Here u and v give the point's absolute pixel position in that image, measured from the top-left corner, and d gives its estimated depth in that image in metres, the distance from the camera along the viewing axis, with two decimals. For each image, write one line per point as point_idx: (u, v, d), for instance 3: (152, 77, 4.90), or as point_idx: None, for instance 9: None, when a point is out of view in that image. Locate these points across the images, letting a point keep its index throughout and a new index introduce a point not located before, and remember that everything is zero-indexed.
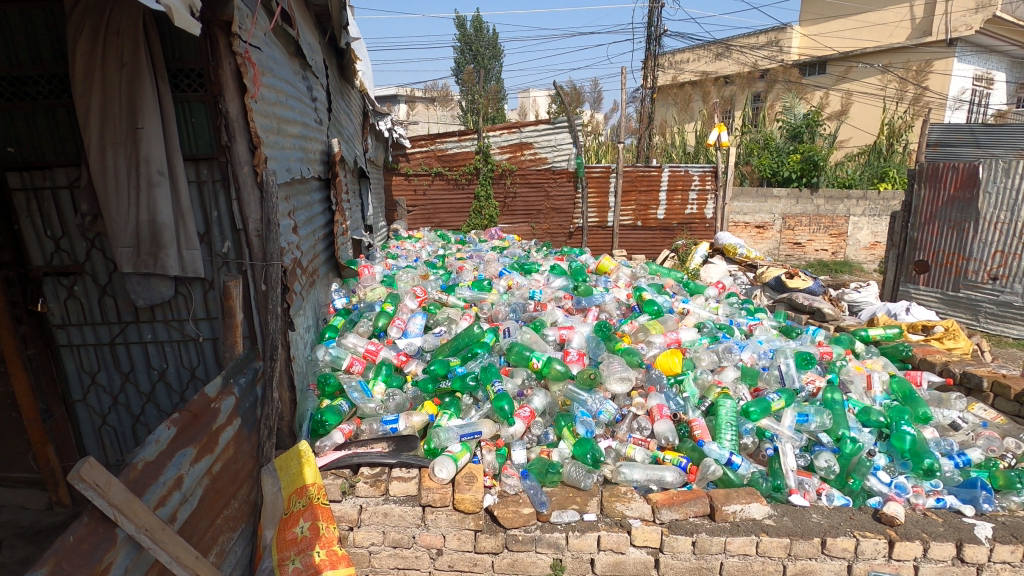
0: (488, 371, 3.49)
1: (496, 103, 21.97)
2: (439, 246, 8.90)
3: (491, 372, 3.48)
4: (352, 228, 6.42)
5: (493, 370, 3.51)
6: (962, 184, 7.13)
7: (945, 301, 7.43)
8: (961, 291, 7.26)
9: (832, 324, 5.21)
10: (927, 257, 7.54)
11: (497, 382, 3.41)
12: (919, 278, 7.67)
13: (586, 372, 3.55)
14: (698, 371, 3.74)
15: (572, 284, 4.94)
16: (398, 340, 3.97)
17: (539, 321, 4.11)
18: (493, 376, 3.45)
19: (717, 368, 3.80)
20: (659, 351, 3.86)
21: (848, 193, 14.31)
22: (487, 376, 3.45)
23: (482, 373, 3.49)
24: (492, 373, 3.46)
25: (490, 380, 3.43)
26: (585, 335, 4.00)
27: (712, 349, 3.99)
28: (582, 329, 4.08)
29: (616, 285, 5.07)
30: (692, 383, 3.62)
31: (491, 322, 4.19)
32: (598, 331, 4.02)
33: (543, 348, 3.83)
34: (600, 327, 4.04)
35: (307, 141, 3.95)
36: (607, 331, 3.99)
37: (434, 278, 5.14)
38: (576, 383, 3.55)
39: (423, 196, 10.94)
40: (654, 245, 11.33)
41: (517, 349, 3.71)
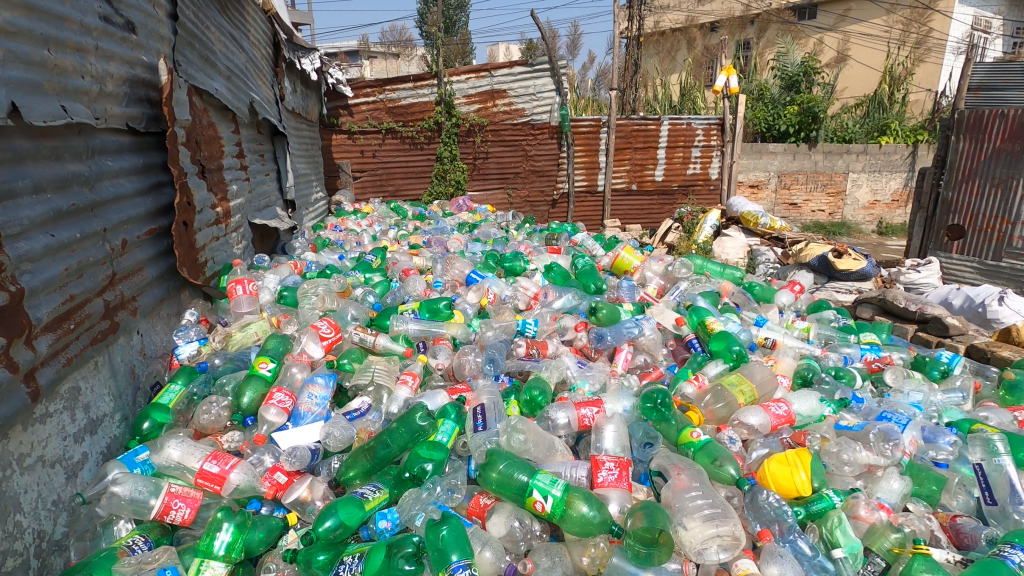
0: (442, 528, 1.68)
1: (458, 52, 19.39)
2: (389, 224, 6.96)
3: (448, 529, 1.68)
4: (250, 208, 4.39)
5: (452, 524, 1.70)
6: (1013, 135, 5.36)
7: (984, 272, 5.68)
8: (1005, 259, 5.50)
9: (962, 342, 3.53)
10: (962, 221, 5.77)
11: (459, 557, 1.59)
12: (952, 246, 5.90)
13: (641, 515, 1.76)
14: (845, 491, 1.96)
15: (583, 300, 3.13)
16: (278, 437, 2.14)
17: (538, 386, 2.28)
18: (452, 544, 1.63)
19: (867, 476, 2.07)
20: (766, 447, 2.08)
21: (849, 147, 12.61)
22: (438, 544, 1.64)
23: (431, 531, 1.69)
24: (448, 536, 1.65)
25: (445, 549, 1.61)
26: (621, 414, 2.21)
27: (848, 430, 2.23)
28: (610, 399, 2.24)
29: (649, 297, 3.27)
30: (846, 523, 1.83)
31: (451, 392, 2.34)
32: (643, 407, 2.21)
33: (546, 452, 2.01)
34: (647, 397, 2.23)
35: (65, 52, 1.96)
36: (666, 409, 2.19)
37: (361, 293, 3.22)
38: (623, 547, 1.73)
39: (372, 159, 8.76)
40: (652, 212, 9.57)
41: (499, 461, 1.89)
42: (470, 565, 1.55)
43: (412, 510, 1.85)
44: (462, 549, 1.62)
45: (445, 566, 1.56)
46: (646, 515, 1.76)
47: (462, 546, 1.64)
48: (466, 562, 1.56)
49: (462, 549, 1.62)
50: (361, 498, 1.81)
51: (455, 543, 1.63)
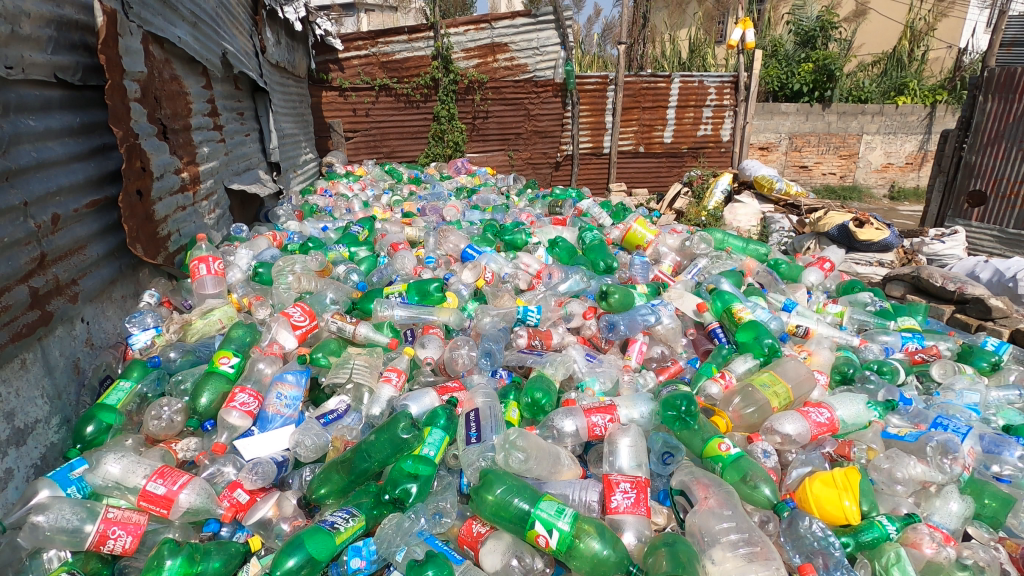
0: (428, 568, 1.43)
1: (458, 3, 18.44)
2: (382, 189, 6.55)
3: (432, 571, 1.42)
4: (225, 173, 4.01)
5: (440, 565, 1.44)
6: None
7: (1004, 241, 5.28)
8: None
9: (1005, 326, 3.21)
10: (984, 186, 5.39)
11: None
12: (972, 213, 5.53)
13: (664, 553, 1.47)
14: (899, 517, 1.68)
15: (591, 280, 2.80)
16: (241, 446, 1.85)
17: (540, 387, 1.99)
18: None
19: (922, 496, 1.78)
20: (807, 465, 1.79)
21: (864, 107, 11.95)
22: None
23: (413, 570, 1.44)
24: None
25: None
26: (637, 420, 1.91)
27: (898, 439, 1.94)
28: (624, 403, 1.94)
29: (663, 276, 2.94)
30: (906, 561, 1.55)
31: (441, 392, 2.03)
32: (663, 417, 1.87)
33: (551, 469, 1.72)
34: (665, 403, 1.89)
35: None
36: (691, 418, 1.85)
37: (343, 272, 2.89)
38: None
39: (365, 118, 8.26)
40: (660, 175, 9.11)
41: (495, 482, 1.59)
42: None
43: (392, 543, 1.58)
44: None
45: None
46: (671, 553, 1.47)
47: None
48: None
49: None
50: (332, 530, 1.52)
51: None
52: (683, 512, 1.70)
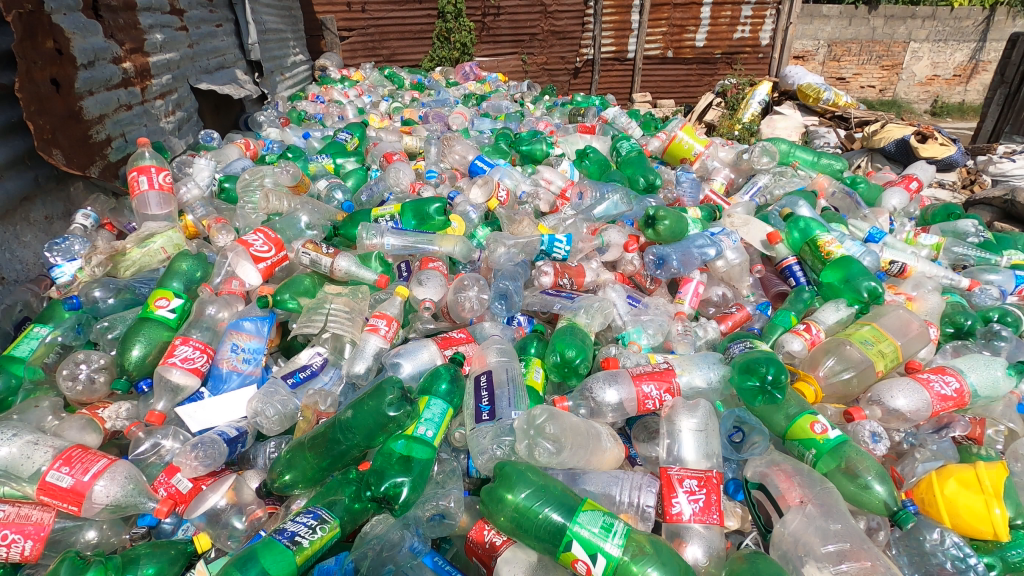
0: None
1: None
2: (380, 95, 5.83)
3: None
4: (190, 69, 3.38)
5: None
6: None
7: None
8: None
9: None
10: None
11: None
12: None
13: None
14: None
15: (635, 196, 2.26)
16: (189, 417, 1.45)
17: (572, 342, 1.52)
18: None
19: None
20: (939, 459, 1.36)
21: (916, 10, 10.53)
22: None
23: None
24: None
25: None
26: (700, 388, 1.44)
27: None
28: (684, 365, 1.46)
29: (715, 196, 2.44)
30: None
31: (444, 345, 1.58)
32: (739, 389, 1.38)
33: (589, 457, 1.28)
34: (742, 368, 1.38)
35: None
36: (779, 393, 1.33)
37: (324, 189, 2.36)
38: None
39: (361, 14, 7.29)
40: (689, 85, 8.18)
41: (516, 482, 1.16)
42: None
43: (378, 562, 1.14)
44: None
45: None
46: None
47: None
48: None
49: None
50: (291, 548, 1.10)
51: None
52: (761, 513, 1.28)
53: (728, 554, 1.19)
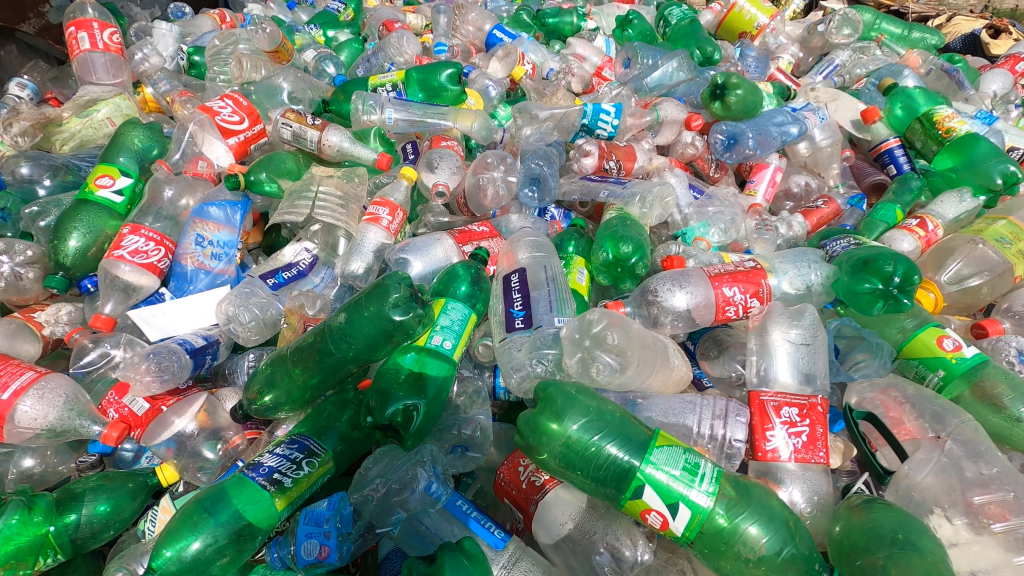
0: (480, 561, 0.77)
1: None
2: None
3: (453, 567, 0.74)
4: None
5: (482, 553, 0.79)
6: None
7: None
8: None
9: None
10: None
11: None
12: None
13: (910, 556, 0.76)
14: None
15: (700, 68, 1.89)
16: (148, 322, 1.16)
17: (627, 236, 1.18)
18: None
19: None
20: None
21: None
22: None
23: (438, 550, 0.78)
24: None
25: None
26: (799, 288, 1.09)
27: None
28: (784, 262, 1.10)
29: (783, 76, 2.03)
30: None
31: (462, 240, 1.25)
32: (851, 293, 1.05)
33: (653, 378, 0.99)
34: (859, 265, 1.04)
35: None
36: (906, 299, 1.01)
37: (312, 60, 1.95)
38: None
39: None
40: None
41: (564, 409, 0.87)
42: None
43: (386, 508, 0.85)
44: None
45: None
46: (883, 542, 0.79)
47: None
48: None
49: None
50: (268, 488, 0.83)
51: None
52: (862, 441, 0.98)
53: (842, 506, 0.90)
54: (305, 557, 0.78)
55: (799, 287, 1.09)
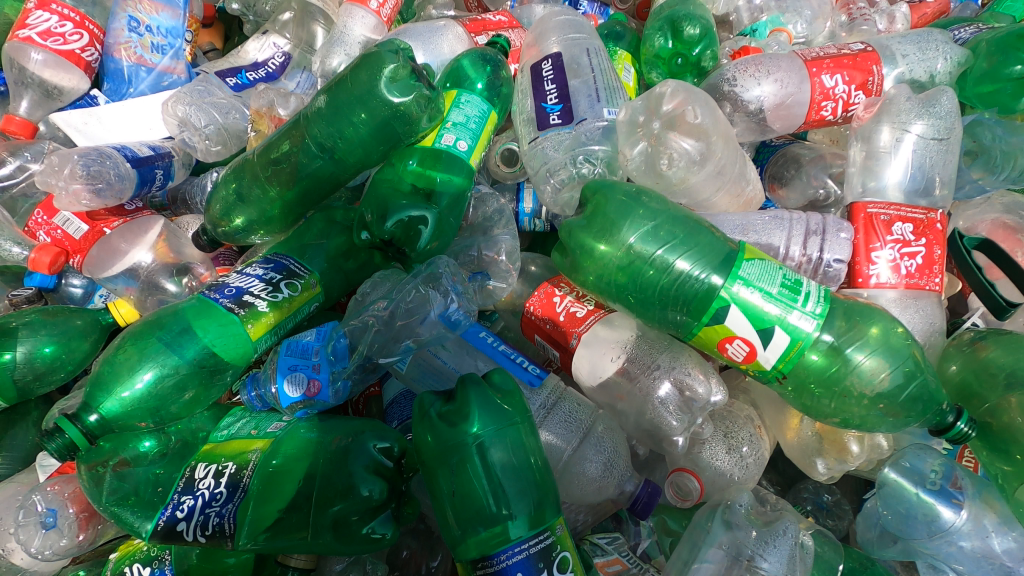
0: (514, 396, 0.60)
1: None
2: None
3: (481, 405, 0.58)
4: None
5: (517, 390, 0.62)
6: None
7: None
8: None
9: None
10: None
11: (530, 526, 0.54)
12: None
13: None
14: None
15: None
16: (83, 129, 0.90)
17: (694, 15, 0.90)
18: (504, 455, 0.56)
19: None
20: None
21: None
22: (454, 466, 0.56)
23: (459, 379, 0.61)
24: (499, 461, 0.55)
25: (488, 481, 0.55)
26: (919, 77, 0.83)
27: None
28: (904, 45, 0.84)
29: None
30: None
31: (474, 29, 0.98)
32: (991, 83, 0.82)
33: (727, 189, 0.77)
34: (1012, 41, 0.79)
35: None
36: None
37: None
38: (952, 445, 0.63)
39: None
40: None
41: (620, 218, 0.66)
42: (553, 546, 0.54)
43: (391, 338, 0.67)
44: (533, 493, 0.55)
45: (478, 547, 0.54)
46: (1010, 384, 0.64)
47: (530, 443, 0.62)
48: (532, 542, 0.53)
49: (531, 494, 0.55)
50: (237, 312, 0.64)
51: (500, 445, 0.56)
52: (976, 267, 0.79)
53: (954, 345, 0.72)
54: (289, 395, 0.61)
55: (921, 79, 0.84)
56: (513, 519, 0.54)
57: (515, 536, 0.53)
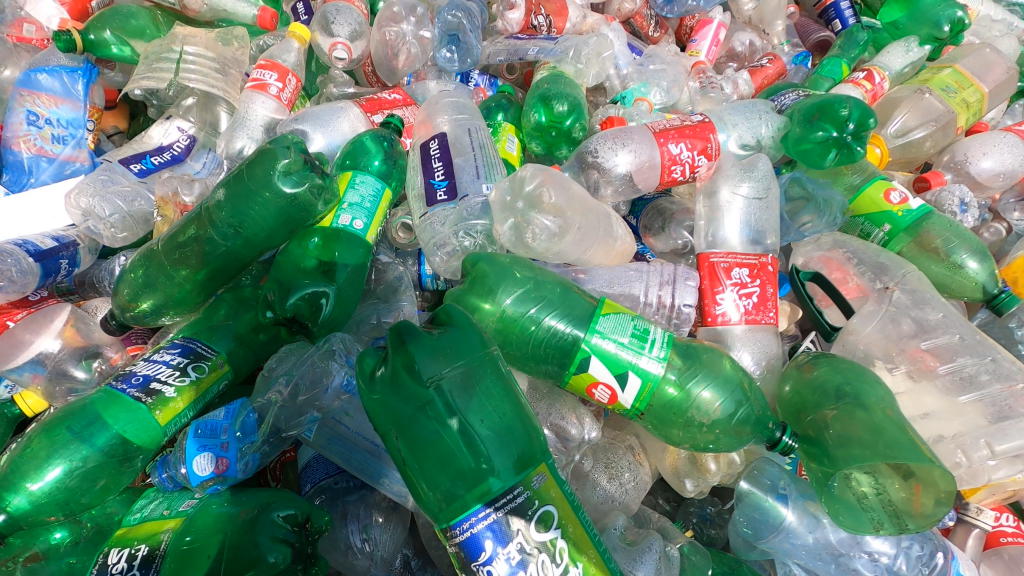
0: (476, 345, 0.64)
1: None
2: None
3: (443, 356, 0.62)
4: None
5: (477, 338, 0.65)
6: None
7: None
8: None
9: None
10: None
11: (510, 477, 0.58)
12: None
13: (858, 413, 0.73)
14: None
15: None
16: None
17: (561, 93, 1.03)
18: (471, 407, 0.60)
19: None
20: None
21: None
22: (424, 423, 0.60)
23: (404, 334, 0.63)
24: (468, 412, 0.60)
25: (457, 436, 0.59)
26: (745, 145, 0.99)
27: None
28: (734, 115, 1.00)
29: None
30: None
31: (370, 108, 1.06)
32: (803, 146, 0.96)
33: (597, 248, 0.89)
34: (814, 112, 0.95)
35: None
36: (860, 146, 0.94)
37: None
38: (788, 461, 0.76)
39: None
40: None
41: (497, 285, 0.76)
42: (531, 500, 0.58)
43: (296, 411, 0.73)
44: (507, 445, 0.60)
45: (464, 505, 0.58)
46: (824, 397, 0.77)
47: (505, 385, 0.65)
48: (512, 496, 0.58)
49: (507, 447, 0.60)
50: (144, 400, 0.68)
51: (464, 395, 0.61)
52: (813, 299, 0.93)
53: (791, 367, 0.86)
54: (198, 473, 0.66)
55: (749, 143, 1.00)
56: (491, 464, 0.58)
57: (493, 491, 0.57)
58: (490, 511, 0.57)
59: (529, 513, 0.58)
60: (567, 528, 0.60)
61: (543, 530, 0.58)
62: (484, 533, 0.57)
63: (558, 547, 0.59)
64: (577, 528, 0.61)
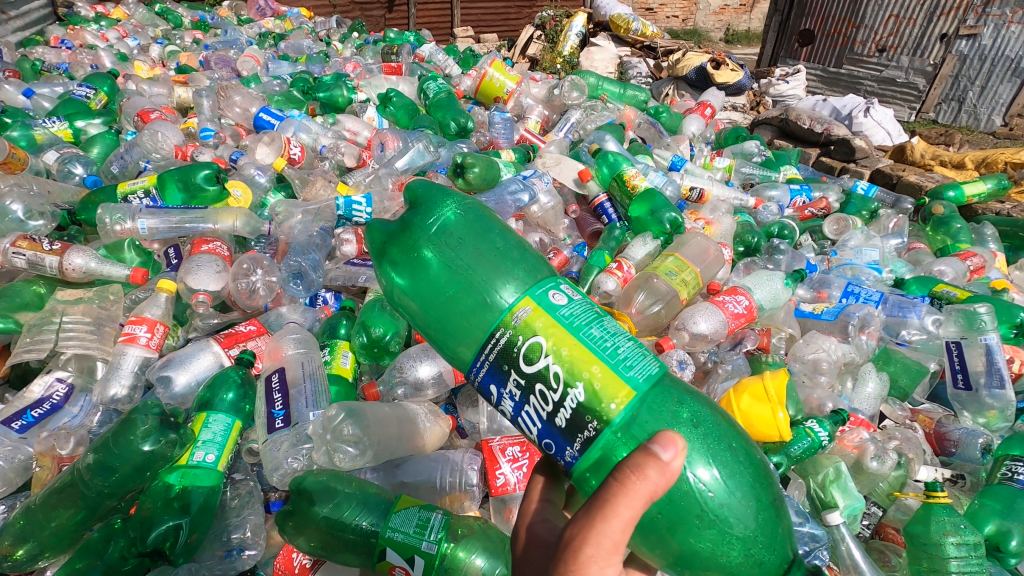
0: (453, 211, 0.88)
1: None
2: (154, 34, 4.39)
3: (430, 221, 0.87)
4: None
5: (459, 212, 0.88)
6: None
7: (824, 80, 5.45)
8: (845, 66, 5.26)
9: (867, 166, 3.19)
10: (813, 25, 5.41)
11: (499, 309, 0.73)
12: (801, 53, 5.57)
13: None
14: (821, 434, 1.33)
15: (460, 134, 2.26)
16: None
17: (379, 318, 1.38)
18: (459, 251, 0.84)
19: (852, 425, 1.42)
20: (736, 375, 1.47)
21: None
22: (435, 272, 0.83)
23: (389, 231, 0.89)
24: (456, 254, 0.83)
25: (459, 292, 0.81)
26: None
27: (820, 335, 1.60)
28: None
29: (530, 135, 2.38)
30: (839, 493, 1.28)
31: (228, 343, 1.32)
32: None
33: (405, 445, 1.19)
34: None
35: None
36: None
37: (57, 163, 1.85)
38: None
39: None
40: (510, 18, 6.70)
41: (318, 493, 1.04)
42: (514, 335, 0.70)
43: None
44: (489, 275, 0.81)
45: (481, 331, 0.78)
46: None
47: (486, 239, 0.85)
48: (498, 330, 0.71)
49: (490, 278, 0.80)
50: None
51: (447, 240, 0.85)
52: None
53: None
54: None
55: None
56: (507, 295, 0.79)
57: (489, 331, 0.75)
58: (483, 361, 0.73)
59: (513, 353, 0.70)
60: (559, 352, 0.68)
61: (528, 363, 0.69)
62: (490, 371, 0.74)
63: (552, 373, 0.68)
64: (572, 350, 0.68)
